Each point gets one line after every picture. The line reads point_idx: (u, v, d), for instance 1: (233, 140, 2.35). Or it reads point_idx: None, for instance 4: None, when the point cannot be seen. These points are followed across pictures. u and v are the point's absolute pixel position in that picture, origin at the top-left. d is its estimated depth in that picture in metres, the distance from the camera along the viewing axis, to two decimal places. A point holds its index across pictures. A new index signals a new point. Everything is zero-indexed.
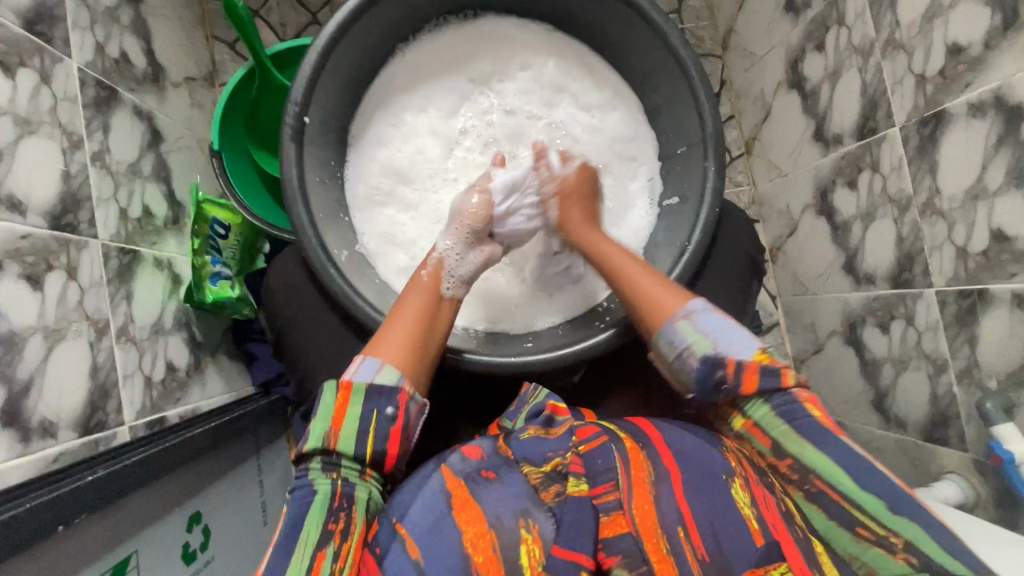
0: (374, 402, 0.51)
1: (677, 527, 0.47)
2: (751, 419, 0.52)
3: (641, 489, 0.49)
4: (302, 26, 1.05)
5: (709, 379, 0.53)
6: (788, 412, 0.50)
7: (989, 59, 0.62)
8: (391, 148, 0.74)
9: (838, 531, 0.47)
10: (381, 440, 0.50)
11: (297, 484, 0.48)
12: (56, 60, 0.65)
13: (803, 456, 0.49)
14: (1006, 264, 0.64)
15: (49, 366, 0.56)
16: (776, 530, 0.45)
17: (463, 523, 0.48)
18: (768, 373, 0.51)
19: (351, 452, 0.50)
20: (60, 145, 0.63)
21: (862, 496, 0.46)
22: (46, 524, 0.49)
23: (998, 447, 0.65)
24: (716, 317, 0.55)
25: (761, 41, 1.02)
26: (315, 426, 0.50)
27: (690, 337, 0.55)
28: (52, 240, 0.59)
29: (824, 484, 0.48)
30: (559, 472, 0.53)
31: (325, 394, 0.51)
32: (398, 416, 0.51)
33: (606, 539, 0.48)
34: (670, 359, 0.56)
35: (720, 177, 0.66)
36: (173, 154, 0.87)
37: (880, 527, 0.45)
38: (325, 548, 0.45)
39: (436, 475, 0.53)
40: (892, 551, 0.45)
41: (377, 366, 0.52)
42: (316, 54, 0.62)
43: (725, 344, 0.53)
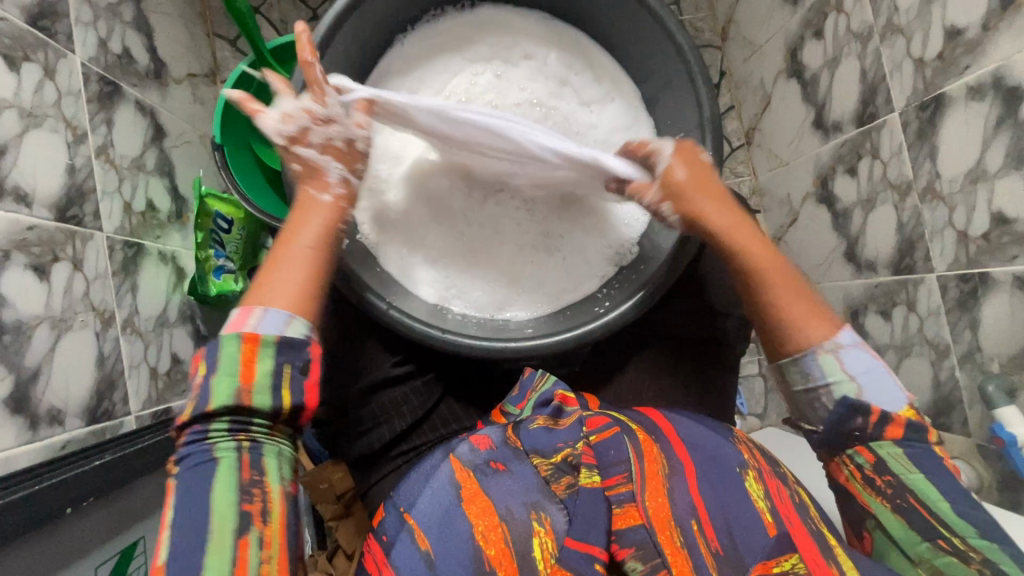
0: (286, 356, 0.45)
1: (692, 521, 0.49)
2: (873, 450, 0.52)
3: (654, 482, 0.51)
4: (303, 22, 1.06)
5: (844, 423, 0.53)
6: (915, 452, 0.51)
7: (988, 41, 0.62)
8: (386, 131, 0.71)
9: (914, 538, 0.50)
10: (298, 395, 0.45)
11: (190, 453, 0.43)
12: (60, 55, 0.65)
13: (908, 478, 0.51)
14: (1007, 246, 0.64)
15: (57, 355, 0.57)
16: (789, 524, 0.49)
17: (474, 515, 0.50)
18: (915, 428, 0.52)
19: (265, 409, 0.44)
20: (65, 138, 0.64)
21: (954, 519, 0.49)
22: (57, 506, 0.51)
23: (1000, 430, 0.66)
24: (867, 357, 0.53)
25: (761, 29, 1.02)
26: (218, 383, 0.43)
27: (835, 376, 0.53)
28: (58, 231, 0.60)
29: (914, 501, 0.50)
30: (570, 464, 0.54)
31: (226, 345, 0.44)
32: (311, 371, 0.46)
33: (619, 530, 0.49)
34: (799, 388, 0.55)
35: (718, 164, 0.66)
36: (175, 150, 0.88)
37: (958, 540, 0.49)
38: (248, 535, 0.42)
39: (446, 466, 0.54)
40: (965, 561, 0.48)
41: (285, 317, 0.46)
42: (314, 42, 0.63)
43: (872, 395, 0.52)
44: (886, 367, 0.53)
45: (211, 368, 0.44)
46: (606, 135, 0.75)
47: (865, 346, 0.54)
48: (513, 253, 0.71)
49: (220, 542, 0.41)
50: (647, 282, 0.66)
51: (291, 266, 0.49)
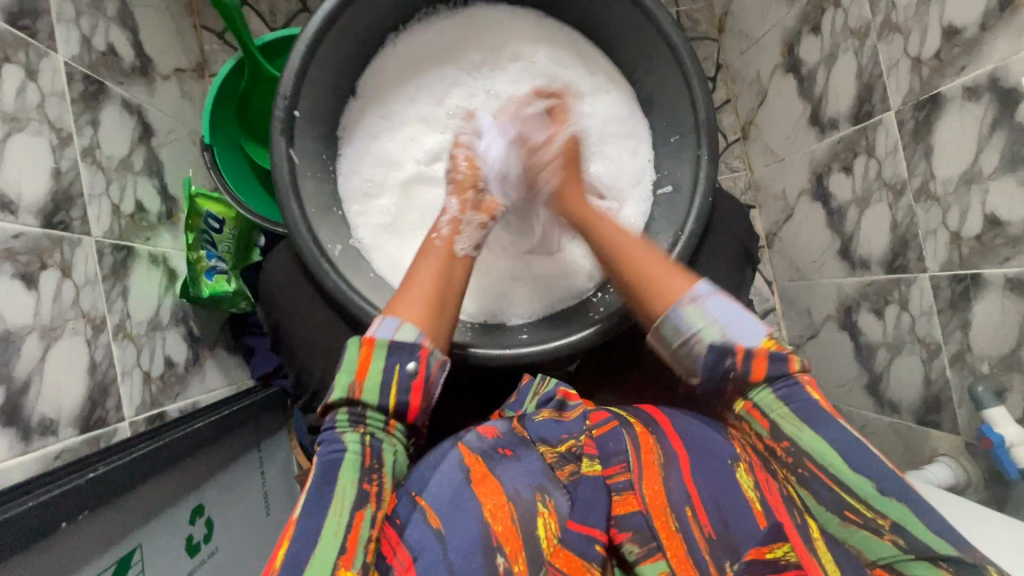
0: (396, 357, 0.50)
1: (686, 507, 0.49)
2: (752, 402, 0.50)
3: (652, 471, 0.52)
4: (292, 13, 1.04)
5: (716, 368, 0.51)
6: (790, 395, 0.49)
7: (984, 41, 0.61)
8: (382, 139, 0.73)
9: (825, 510, 0.46)
10: (402, 396, 0.49)
11: (327, 438, 0.48)
12: (42, 54, 0.64)
13: (800, 438, 0.47)
14: (999, 249, 0.64)
15: (47, 364, 0.57)
16: (777, 512, 0.47)
17: (482, 494, 0.50)
18: (777, 360, 0.50)
19: (376, 404, 0.49)
20: (49, 141, 0.63)
21: (855, 478, 0.45)
22: (50, 522, 0.49)
23: (988, 431, 0.66)
24: (723, 301, 0.53)
25: (757, 23, 1.00)
26: (337, 381, 0.49)
27: (698, 324, 0.52)
28: (45, 238, 0.59)
29: (813, 467, 0.47)
30: (574, 454, 0.55)
31: (348, 348, 0.50)
32: (421, 370, 0.50)
33: (618, 516, 0.50)
34: (676, 346, 0.54)
35: (713, 165, 0.67)
36: (164, 148, 0.87)
37: (868, 511, 0.45)
38: (363, 510, 0.46)
39: (454, 453, 0.54)
40: (878, 534, 0.44)
41: (396, 324, 0.51)
42: (304, 44, 0.62)
43: (733, 334, 0.51)
44: (740, 305, 0.53)
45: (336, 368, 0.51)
46: (600, 125, 0.74)
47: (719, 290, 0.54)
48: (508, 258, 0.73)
49: (338, 515, 0.45)
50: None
51: (424, 281, 0.56)
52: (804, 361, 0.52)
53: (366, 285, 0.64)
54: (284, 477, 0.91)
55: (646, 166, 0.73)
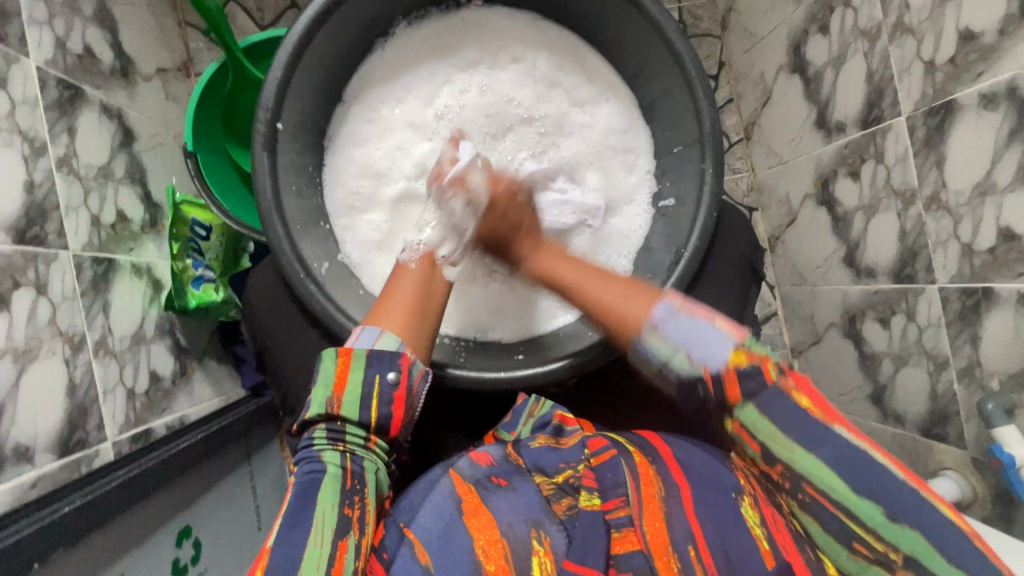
0: (375, 368, 0.50)
1: (688, 546, 0.47)
2: (741, 422, 0.47)
3: (653, 506, 0.49)
4: (280, 11, 1.00)
5: (691, 397, 0.49)
6: (778, 411, 0.45)
7: (1003, 48, 0.58)
8: (369, 146, 0.70)
9: (832, 541, 0.45)
10: (383, 408, 0.50)
11: (305, 456, 0.49)
12: (12, 60, 0.60)
13: (798, 465, 0.45)
14: (1013, 263, 0.62)
15: (21, 389, 0.54)
16: (788, 552, 0.45)
17: (474, 529, 0.48)
18: (748, 374, 0.45)
19: (354, 418, 0.50)
20: (21, 152, 0.59)
21: (861, 507, 0.43)
22: (18, 563, 0.47)
23: (998, 450, 0.64)
24: (686, 321, 0.48)
25: (763, 21, 0.97)
26: (316, 394, 0.50)
27: (663, 352, 0.48)
28: (17, 255, 0.56)
29: (815, 493, 0.44)
30: (571, 485, 0.54)
31: (325, 360, 0.51)
32: (400, 382, 0.51)
33: (618, 555, 0.48)
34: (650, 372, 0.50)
35: (717, 180, 0.63)
36: (147, 153, 0.83)
37: (878, 543, 0.43)
38: (347, 539, 0.45)
39: (446, 480, 0.53)
40: (888, 567, 0.43)
41: (376, 333, 0.52)
42: (286, 54, 0.59)
43: (697, 353, 0.47)
44: (704, 317, 0.47)
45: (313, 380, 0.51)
46: (601, 135, 0.72)
47: (682, 307, 0.49)
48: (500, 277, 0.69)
49: (320, 536, 0.45)
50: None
51: (398, 297, 0.56)
52: (783, 358, 0.47)
53: (352, 302, 0.63)
54: (275, 488, 0.89)
55: (644, 181, 0.72)
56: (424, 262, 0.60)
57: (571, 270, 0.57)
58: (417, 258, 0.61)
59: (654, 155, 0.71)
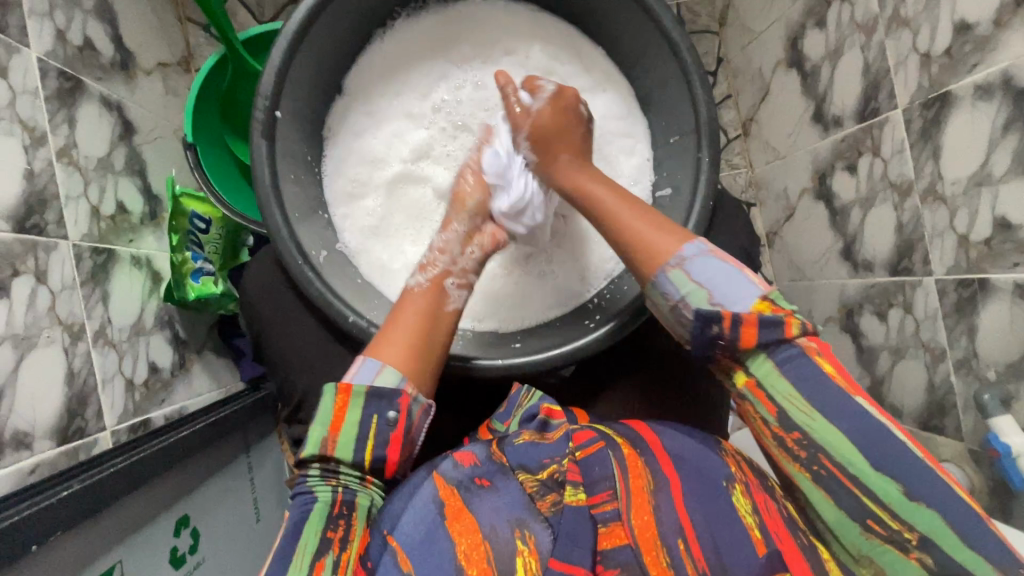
0: (374, 407, 0.51)
1: (677, 540, 0.47)
2: (754, 377, 0.48)
3: (640, 499, 0.49)
4: (280, 7, 1.00)
5: (703, 335, 0.49)
6: (795, 372, 0.46)
7: (998, 38, 0.58)
8: (368, 138, 0.70)
9: (847, 522, 0.45)
10: (379, 448, 0.51)
11: (298, 492, 0.49)
12: (12, 50, 0.61)
13: (814, 430, 0.45)
14: (1009, 253, 0.62)
15: (20, 376, 0.55)
16: (780, 539, 0.45)
17: (457, 534, 0.48)
18: (768, 325, 0.47)
19: (349, 459, 0.50)
20: (21, 142, 0.60)
21: (879, 484, 0.43)
22: (18, 546, 0.47)
23: (995, 440, 0.65)
24: (716, 262, 0.50)
25: (761, 16, 0.97)
26: (313, 430, 0.51)
27: (686, 288, 0.50)
28: (17, 243, 0.57)
29: (831, 465, 0.44)
30: (557, 481, 0.52)
31: (324, 397, 0.51)
32: (399, 421, 0.51)
33: (604, 551, 0.47)
34: (665, 309, 0.52)
35: (714, 168, 0.64)
36: (147, 146, 0.84)
37: (893, 521, 0.43)
38: (325, 557, 0.45)
39: (429, 484, 0.51)
40: (904, 549, 0.43)
41: (376, 367, 0.52)
42: (285, 41, 0.59)
43: (721, 297, 0.49)
44: (737, 267, 0.50)
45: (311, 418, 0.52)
46: (598, 121, 0.72)
47: (716, 253, 0.51)
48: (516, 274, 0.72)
49: (301, 562, 0.45)
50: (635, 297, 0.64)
51: (402, 329, 0.55)
52: (807, 322, 0.48)
53: (351, 291, 0.63)
54: (274, 481, 0.90)
55: (645, 166, 0.72)
56: (432, 286, 0.58)
57: (603, 187, 0.59)
58: (422, 282, 0.59)
59: (652, 145, 0.72)
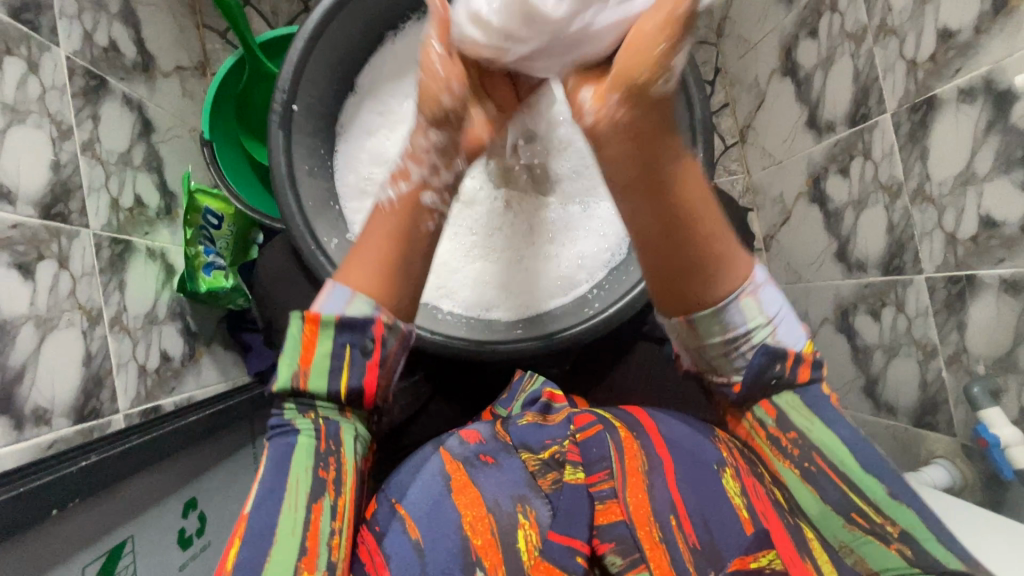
0: (344, 336, 0.47)
1: (671, 516, 0.49)
2: (774, 404, 0.48)
3: (635, 479, 0.51)
4: (294, 15, 1.04)
5: (763, 372, 0.47)
6: (810, 396, 0.47)
7: (979, 44, 0.61)
8: (379, 137, 0.73)
9: (828, 513, 0.46)
10: (355, 376, 0.47)
11: (277, 426, 0.48)
12: (44, 48, 0.64)
13: (810, 432, 0.46)
14: (995, 249, 0.64)
15: (41, 355, 0.57)
16: (766, 519, 0.47)
17: (462, 506, 0.50)
18: (819, 365, 0.48)
19: (325, 390, 0.47)
20: (49, 134, 0.63)
21: (867, 482, 0.45)
22: (40, 510, 0.49)
23: (984, 432, 0.66)
24: (777, 294, 0.48)
25: (756, 27, 1.01)
26: (282, 363, 0.47)
27: (753, 321, 0.47)
28: (43, 229, 0.59)
29: (822, 463, 0.46)
30: (557, 460, 0.55)
31: (292, 327, 0.47)
32: (373, 351, 0.47)
33: (601, 526, 0.50)
34: (719, 339, 0.47)
35: (709, 164, 0.67)
36: (164, 144, 0.87)
37: (879, 516, 0.44)
38: (321, 501, 0.46)
39: (435, 458, 0.55)
40: (885, 541, 0.44)
41: (347, 294, 0.47)
42: (302, 41, 0.62)
43: (784, 334, 0.48)
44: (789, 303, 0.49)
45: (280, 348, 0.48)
46: None
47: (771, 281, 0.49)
48: (495, 250, 0.74)
49: (296, 504, 0.45)
50: (624, 297, 0.66)
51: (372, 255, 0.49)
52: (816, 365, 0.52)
53: None
54: None
55: None
56: (405, 204, 0.50)
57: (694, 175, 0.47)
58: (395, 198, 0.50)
59: None
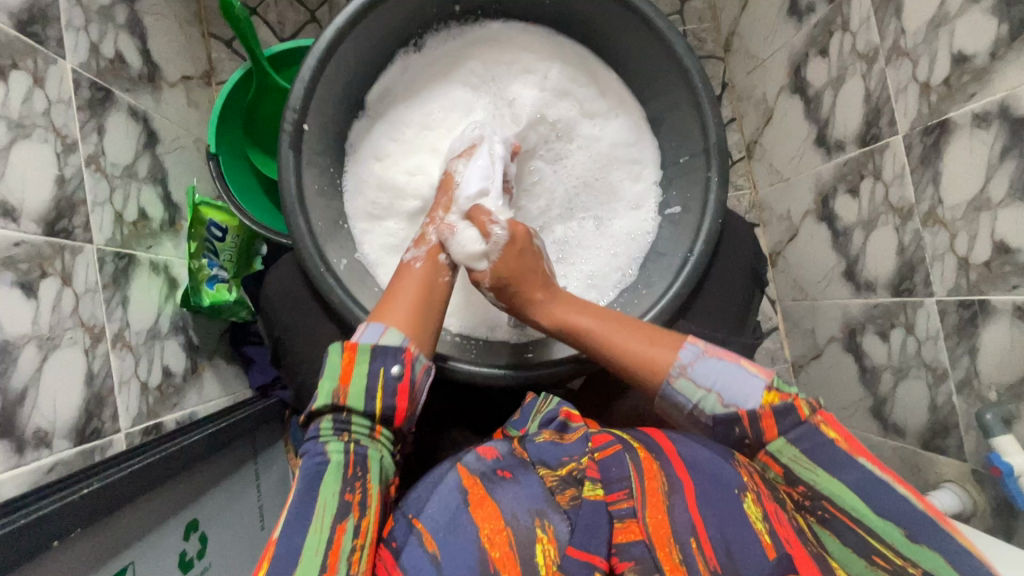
0: (380, 360, 0.51)
1: (690, 538, 0.47)
2: (769, 452, 0.49)
3: (654, 498, 0.49)
4: (301, 25, 1.04)
5: (729, 436, 0.51)
6: (805, 439, 0.48)
7: (995, 69, 0.61)
8: (391, 156, 0.73)
9: (851, 557, 0.46)
10: (389, 400, 0.50)
11: (310, 448, 0.49)
12: (50, 61, 0.63)
13: (817, 483, 0.47)
14: (1008, 276, 0.64)
15: (43, 375, 0.56)
16: (789, 545, 0.45)
17: (480, 518, 0.49)
18: (783, 411, 0.49)
19: (360, 409, 0.50)
20: (54, 149, 0.62)
21: (882, 525, 0.45)
22: (38, 542, 0.48)
23: (997, 459, 0.66)
24: (714, 363, 0.52)
25: (764, 44, 1.01)
26: (323, 385, 0.50)
27: (696, 396, 0.52)
28: (46, 246, 0.58)
29: (835, 510, 0.47)
30: (575, 477, 0.53)
31: (331, 355, 0.51)
32: (404, 374, 0.51)
33: (619, 544, 0.48)
34: (680, 416, 0.54)
35: (723, 187, 0.66)
36: (169, 155, 0.86)
37: (895, 556, 0.45)
38: (345, 522, 0.46)
39: (452, 475, 0.54)
40: None
41: (381, 329, 0.53)
42: (314, 59, 0.62)
43: (731, 396, 0.51)
44: (734, 361, 0.52)
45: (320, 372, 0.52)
46: (609, 147, 0.75)
47: (710, 352, 0.54)
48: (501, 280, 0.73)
49: (321, 524, 0.45)
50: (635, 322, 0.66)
51: (399, 299, 0.57)
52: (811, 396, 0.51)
53: (369, 298, 0.65)
54: (279, 489, 0.90)
55: (649, 189, 0.75)
56: (428, 261, 0.62)
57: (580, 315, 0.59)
58: (419, 258, 0.62)
59: (661, 166, 0.74)
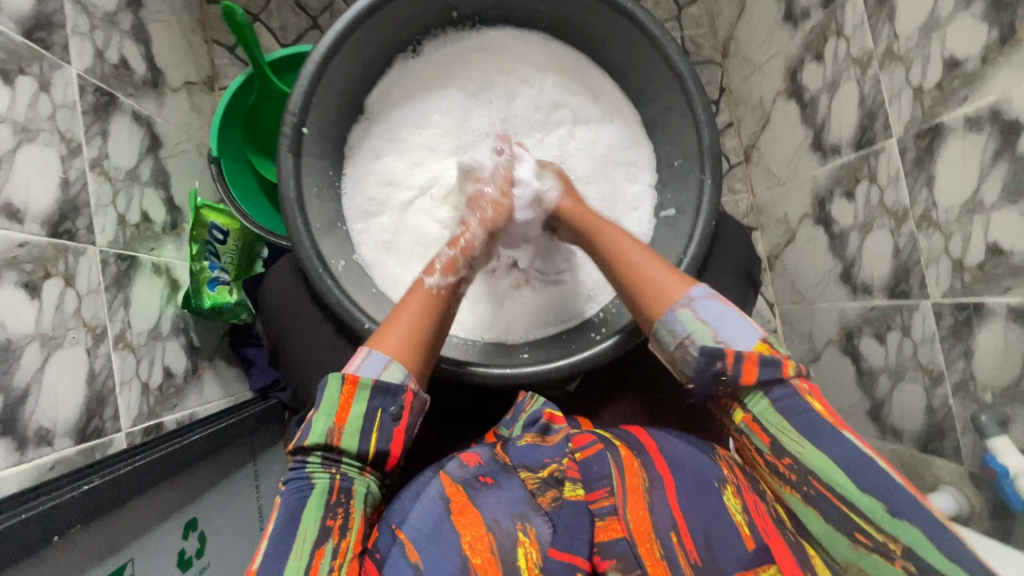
0: (378, 401, 0.52)
1: (671, 533, 0.48)
2: (751, 413, 0.49)
3: (636, 497, 0.50)
4: (303, 32, 1.05)
5: (706, 372, 0.51)
6: (788, 406, 0.48)
7: (986, 73, 0.62)
8: (387, 157, 0.74)
9: (836, 537, 0.45)
10: (384, 440, 0.51)
11: (295, 477, 0.50)
12: (55, 67, 0.65)
13: (803, 455, 0.47)
14: (1002, 278, 0.64)
15: (45, 375, 0.57)
16: (767, 535, 0.47)
17: (462, 527, 0.49)
18: (768, 364, 0.49)
19: (354, 448, 0.50)
20: (59, 152, 0.63)
21: (862, 499, 0.44)
22: (41, 536, 0.49)
23: (992, 461, 0.66)
24: (719, 305, 0.53)
25: (760, 49, 1.02)
26: (317, 419, 0.51)
27: (691, 326, 0.52)
28: (50, 247, 0.59)
29: (820, 485, 0.46)
30: (557, 479, 0.53)
31: (329, 387, 0.51)
32: (401, 416, 0.52)
33: (601, 543, 0.48)
34: (670, 349, 0.54)
35: (716, 189, 0.67)
36: (172, 159, 0.87)
37: (879, 533, 0.44)
38: (325, 545, 0.47)
39: (435, 483, 0.54)
40: (889, 558, 0.44)
41: (384, 362, 0.53)
42: (314, 64, 0.63)
43: (725, 336, 0.51)
44: (736, 310, 0.52)
45: (315, 404, 0.52)
46: (604, 150, 0.76)
47: (717, 298, 0.54)
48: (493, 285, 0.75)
49: (300, 550, 0.46)
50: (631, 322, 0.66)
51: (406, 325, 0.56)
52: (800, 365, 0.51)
53: (367, 299, 0.66)
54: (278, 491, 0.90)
55: (645, 192, 0.75)
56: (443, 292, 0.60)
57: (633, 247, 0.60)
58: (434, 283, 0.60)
59: (656, 169, 0.75)
